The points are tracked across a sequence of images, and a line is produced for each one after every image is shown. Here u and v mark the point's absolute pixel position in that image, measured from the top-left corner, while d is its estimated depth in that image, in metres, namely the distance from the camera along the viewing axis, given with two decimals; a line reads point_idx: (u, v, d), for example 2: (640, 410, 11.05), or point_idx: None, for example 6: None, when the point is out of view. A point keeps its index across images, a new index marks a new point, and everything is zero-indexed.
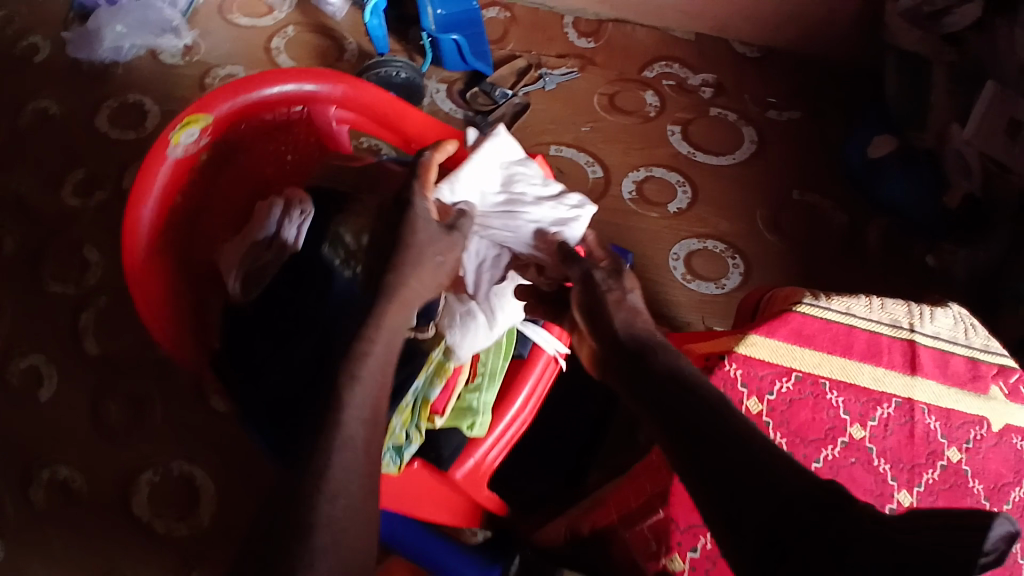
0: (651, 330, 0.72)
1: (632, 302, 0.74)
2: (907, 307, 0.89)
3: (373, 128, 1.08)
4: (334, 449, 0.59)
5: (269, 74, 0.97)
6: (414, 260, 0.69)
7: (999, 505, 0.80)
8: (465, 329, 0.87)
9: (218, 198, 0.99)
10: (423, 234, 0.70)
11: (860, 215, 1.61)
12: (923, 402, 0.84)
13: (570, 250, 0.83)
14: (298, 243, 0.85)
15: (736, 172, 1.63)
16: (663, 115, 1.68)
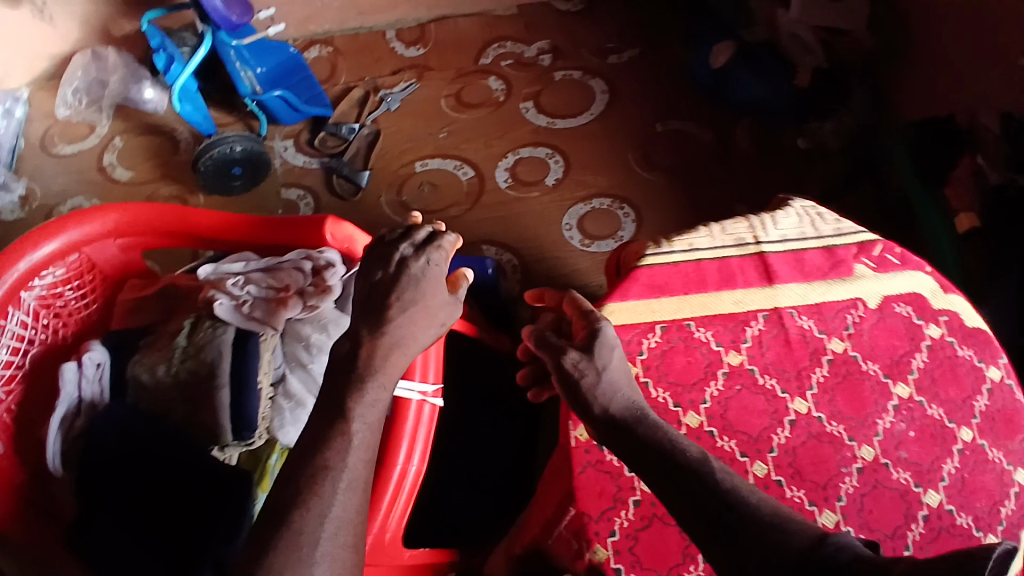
0: (631, 401, 0.74)
1: (609, 380, 0.74)
2: (747, 219, 0.88)
3: (163, 243, 0.96)
4: (306, 541, 0.59)
5: (24, 238, 0.84)
6: (389, 372, 0.70)
7: (904, 379, 0.79)
8: (294, 419, 0.89)
9: (24, 391, 0.87)
10: (398, 348, 0.71)
11: (727, 124, 1.62)
12: (790, 306, 0.83)
13: (544, 334, 0.80)
14: (106, 395, 0.89)
15: (598, 125, 1.63)
16: (512, 96, 1.67)
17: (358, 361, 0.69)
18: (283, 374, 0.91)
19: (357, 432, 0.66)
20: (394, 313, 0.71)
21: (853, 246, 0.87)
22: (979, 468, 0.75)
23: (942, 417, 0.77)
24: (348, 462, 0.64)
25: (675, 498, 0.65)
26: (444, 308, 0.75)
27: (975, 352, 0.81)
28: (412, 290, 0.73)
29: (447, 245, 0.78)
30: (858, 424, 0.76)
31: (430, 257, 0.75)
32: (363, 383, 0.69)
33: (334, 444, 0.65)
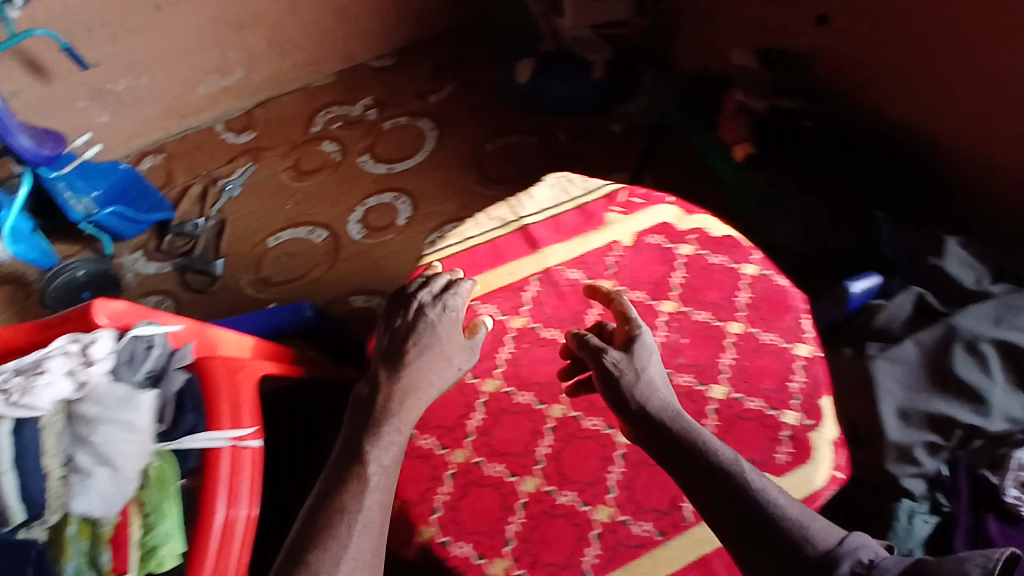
0: (667, 403, 0.71)
1: (649, 378, 0.71)
2: (505, 201, 0.89)
3: None
4: None
5: None
6: (406, 416, 0.74)
7: (665, 296, 0.81)
8: (85, 489, 0.71)
9: None
10: (411, 395, 0.74)
11: (548, 126, 1.77)
12: (557, 264, 0.86)
13: (581, 335, 0.77)
14: None
15: (433, 158, 1.72)
16: (348, 154, 1.74)
17: (373, 412, 0.73)
18: (72, 451, 0.73)
19: (373, 476, 0.69)
20: (411, 362, 0.76)
21: (604, 198, 0.89)
22: (755, 354, 0.76)
23: (709, 319, 0.79)
24: (364, 504, 0.67)
25: (712, 501, 0.64)
26: (457, 351, 0.78)
27: (727, 257, 0.81)
28: (428, 335, 0.78)
29: (461, 293, 0.81)
30: (635, 346, 0.77)
31: (447, 307, 0.80)
32: (379, 428, 0.72)
33: (352, 483, 0.68)
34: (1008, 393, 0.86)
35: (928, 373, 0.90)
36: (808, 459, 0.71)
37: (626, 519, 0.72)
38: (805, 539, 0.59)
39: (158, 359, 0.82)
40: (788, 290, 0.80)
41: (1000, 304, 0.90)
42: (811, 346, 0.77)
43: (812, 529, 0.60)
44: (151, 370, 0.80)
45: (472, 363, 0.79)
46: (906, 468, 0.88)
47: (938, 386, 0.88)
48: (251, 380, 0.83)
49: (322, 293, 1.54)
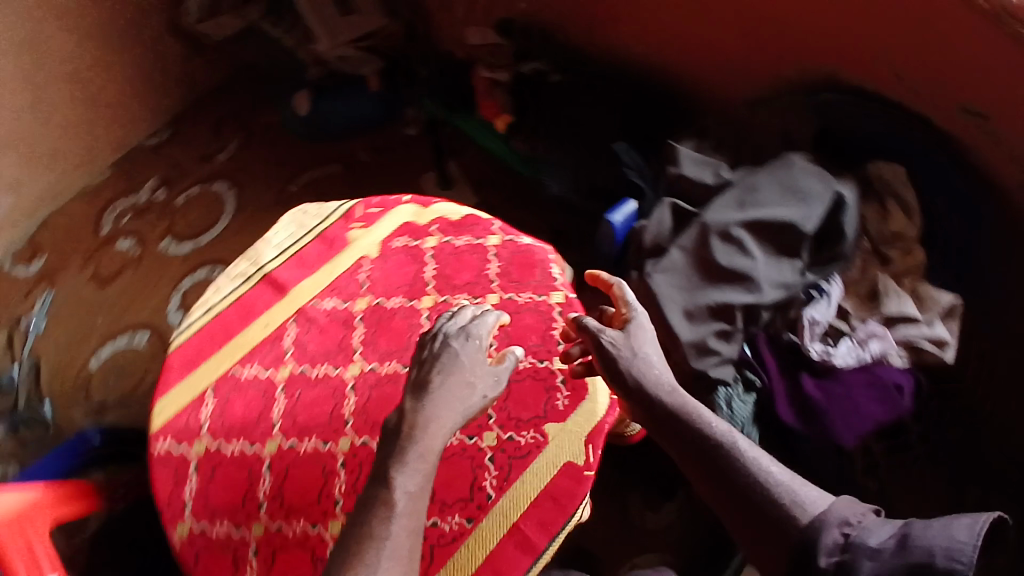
0: (663, 379, 0.72)
1: (646, 357, 0.72)
2: (242, 253, 0.85)
3: None
4: None
5: None
6: (431, 436, 0.65)
7: (423, 295, 0.79)
8: None
9: None
10: (433, 425, 0.66)
11: (345, 146, 1.68)
12: (310, 300, 0.80)
13: (581, 319, 0.74)
14: None
15: (240, 217, 1.59)
16: (148, 245, 1.60)
17: (392, 434, 0.66)
18: None
19: (398, 503, 0.62)
20: (433, 387, 0.67)
21: (338, 219, 0.85)
22: (516, 317, 0.78)
23: (468, 299, 0.79)
24: (391, 532, 0.61)
25: (710, 470, 0.67)
26: (482, 376, 0.69)
27: (469, 237, 0.83)
28: (453, 361, 0.69)
29: (485, 322, 0.72)
30: (404, 350, 0.76)
31: (469, 333, 0.71)
32: (401, 453, 0.64)
33: (372, 520, 0.61)
34: (770, 264, 0.91)
35: (700, 270, 0.94)
36: (586, 394, 0.74)
37: (435, 521, 0.68)
38: (789, 512, 0.61)
39: None
40: (532, 248, 0.83)
41: (737, 188, 0.95)
42: (564, 291, 0.80)
43: (801, 500, 0.62)
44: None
45: (498, 391, 0.70)
46: (707, 361, 0.91)
47: (711, 279, 0.93)
48: (44, 532, 0.77)
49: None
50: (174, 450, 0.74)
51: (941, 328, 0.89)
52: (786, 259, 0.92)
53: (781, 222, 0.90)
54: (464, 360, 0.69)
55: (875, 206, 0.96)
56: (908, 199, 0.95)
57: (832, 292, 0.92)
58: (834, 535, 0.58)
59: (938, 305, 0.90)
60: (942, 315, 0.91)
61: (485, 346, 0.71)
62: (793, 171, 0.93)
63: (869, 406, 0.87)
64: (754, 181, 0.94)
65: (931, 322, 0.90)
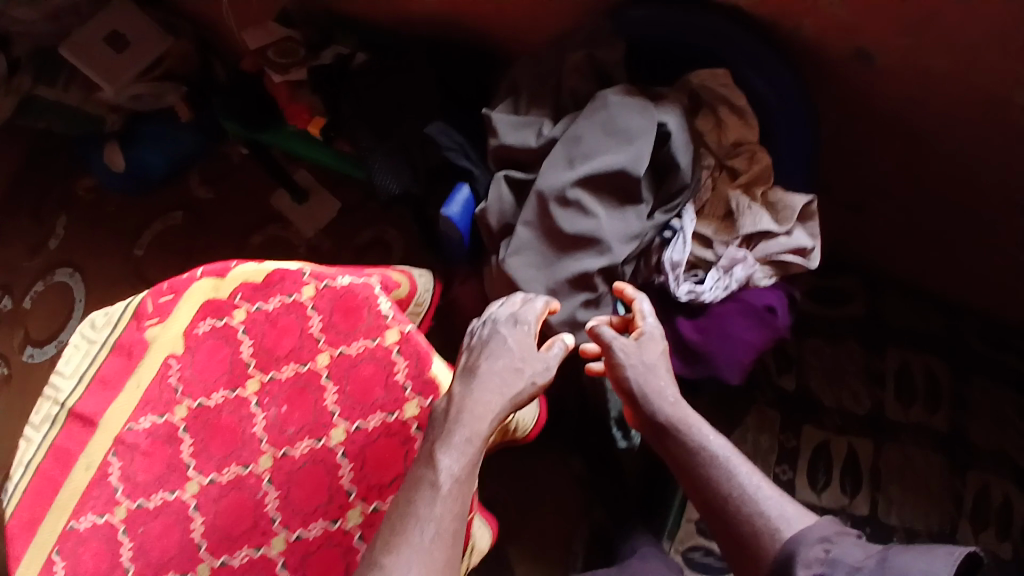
0: (666, 386, 0.81)
1: (650, 358, 0.81)
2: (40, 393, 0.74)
3: None
4: None
5: None
6: (473, 421, 0.65)
7: (245, 380, 0.71)
8: None
9: None
10: (482, 410, 0.67)
11: (182, 186, 1.52)
12: (127, 424, 0.71)
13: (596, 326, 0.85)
14: None
15: (95, 300, 1.43)
16: (11, 363, 1.41)
17: (437, 423, 0.66)
18: None
19: (443, 480, 0.62)
20: (482, 369, 0.70)
21: (130, 321, 0.75)
22: (352, 372, 0.70)
23: (296, 369, 0.71)
24: (436, 512, 0.61)
25: (708, 481, 0.74)
26: (530, 361, 0.72)
27: (280, 296, 0.74)
28: (503, 348, 0.72)
29: (534, 305, 0.77)
30: (239, 450, 0.69)
31: (517, 319, 0.75)
32: (445, 434, 0.65)
33: (419, 501, 0.61)
34: (614, 218, 0.86)
35: (550, 241, 0.89)
36: None
37: None
38: (773, 527, 0.68)
39: None
40: (354, 287, 0.73)
41: (563, 144, 0.88)
42: (398, 326, 0.72)
43: (787, 515, 0.68)
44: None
45: (547, 378, 0.73)
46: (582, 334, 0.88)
47: (562, 248, 0.88)
48: None
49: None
50: None
51: (799, 235, 0.87)
52: (628, 208, 0.87)
53: (612, 171, 0.84)
54: (515, 346, 0.73)
55: (709, 119, 0.92)
56: (738, 103, 0.90)
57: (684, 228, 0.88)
58: (815, 549, 0.63)
59: (790, 211, 0.88)
60: (798, 219, 0.89)
61: (532, 328, 0.75)
62: (611, 110, 0.86)
63: (744, 334, 0.85)
64: (576, 131, 0.87)
65: (789, 230, 0.87)
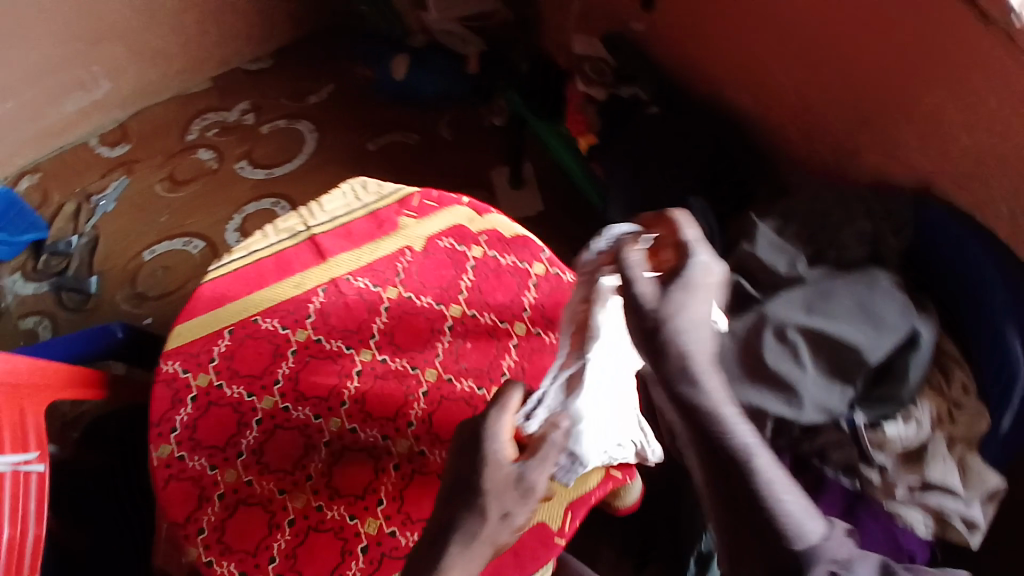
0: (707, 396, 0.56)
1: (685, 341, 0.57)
2: (295, 208, 0.84)
3: None
4: None
5: None
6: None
7: (451, 300, 0.79)
8: None
9: None
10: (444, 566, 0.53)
11: (430, 119, 1.72)
12: (344, 274, 0.80)
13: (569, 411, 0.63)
14: None
15: (315, 160, 1.67)
16: (225, 161, 1.68)
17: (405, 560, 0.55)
18: None
19: None
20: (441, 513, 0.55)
21: (394, 203, 0.84)
22: (537, 354, 0.76)
23: (494, 321, 0.77)
24: None
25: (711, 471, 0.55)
26: (505, 495, 0.56)
27: (515, 257, 0.81)
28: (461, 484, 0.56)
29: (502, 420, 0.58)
30: (418, 352, 0.76)
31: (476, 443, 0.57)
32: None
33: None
34: (819, 382, 0.87)
35: (742, 364, 0.90)
36: None
37: (394, 531, 0.67)
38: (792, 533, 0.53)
39: None
40: (574, 289, 0.80)
41: (808, 290, 0.91)
42: None
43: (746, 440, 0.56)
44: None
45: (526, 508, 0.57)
46: None
47: (755, 377, 0.88)
48: (40, 406, 0.78)
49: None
50: (171, 384, 0.73)
51: (977, 511, 0.85)
52: (836, 382, 0.87)
53: (843, 342, 0.86)
54: (490, 486, 0.55)
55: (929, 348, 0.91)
56: (944, 347, 0.90)
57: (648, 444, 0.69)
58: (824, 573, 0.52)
59: (979, 484, 0.85)
60: (983, 497, 0.86)
61: (532, 459, 0.57)
62: (870, 293, 0.89)
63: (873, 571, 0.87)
64: (828, 289, 0.90)
65: (970, 500, 0.85)
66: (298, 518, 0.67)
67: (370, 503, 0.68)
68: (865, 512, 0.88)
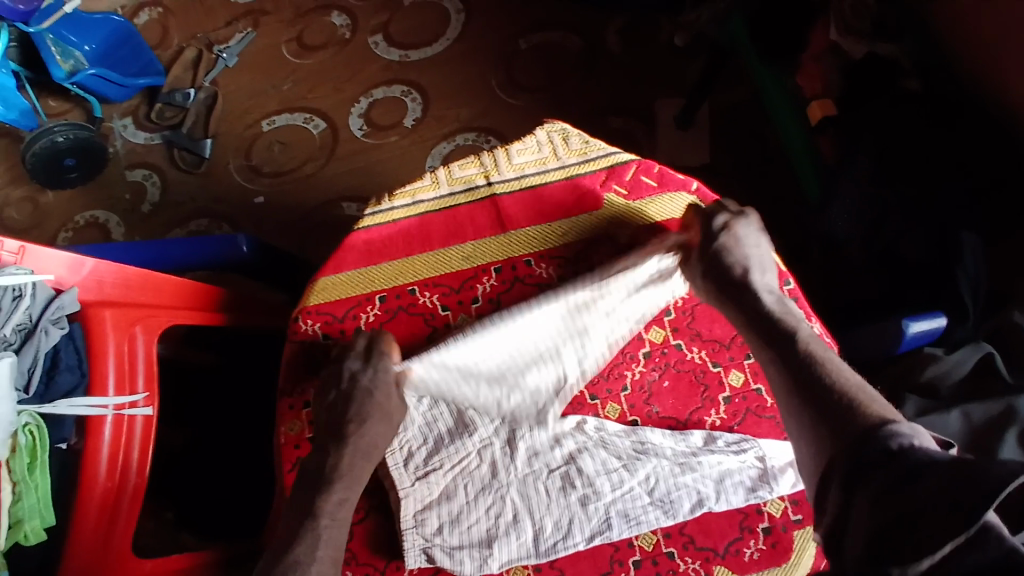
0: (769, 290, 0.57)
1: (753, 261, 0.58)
2: (477, 154, 0.67)
3: None
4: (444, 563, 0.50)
5: None
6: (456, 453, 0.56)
7: (657, 321, 0.62)
8: None
9: None
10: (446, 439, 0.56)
11: (600, 22, 1.44)
12: (525, 256, 0.64)
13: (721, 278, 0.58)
14: None
15: (459, 47, 1.45)
16: (358, 31, 1.49)
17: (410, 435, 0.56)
18: None
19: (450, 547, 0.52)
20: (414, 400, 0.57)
21: (603, 170, 0.65)
22: (751, 418, 0.59)
23: (704, 360, 0.60)
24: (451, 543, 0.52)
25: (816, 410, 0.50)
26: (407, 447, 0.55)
27: None
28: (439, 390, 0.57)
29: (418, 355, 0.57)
30: (600, 379, 0.61)
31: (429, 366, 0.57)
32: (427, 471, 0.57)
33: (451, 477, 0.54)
34: None
35: (967, 458, 0.71)
36: (782, 560, 0.57)
37: None
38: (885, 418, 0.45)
39: (31, 311, 0.60)
40: None
41: None
42: None
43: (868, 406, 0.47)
44: (20, 325, 0.60)
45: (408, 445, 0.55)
46: None
47: None
48: (152, 334, 0.68)
49: (317, 193, 1.36)
50: (308, 348, 0.62)
51: None
52: None
53: None
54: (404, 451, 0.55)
55: None
56: None
57: (714, 502, 0.56)
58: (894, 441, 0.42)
59: None
60: None
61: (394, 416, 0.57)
62: None
63: None
64: None
65: None
66: (432, 550, 0.56)
67: (518, 549, 0.57)
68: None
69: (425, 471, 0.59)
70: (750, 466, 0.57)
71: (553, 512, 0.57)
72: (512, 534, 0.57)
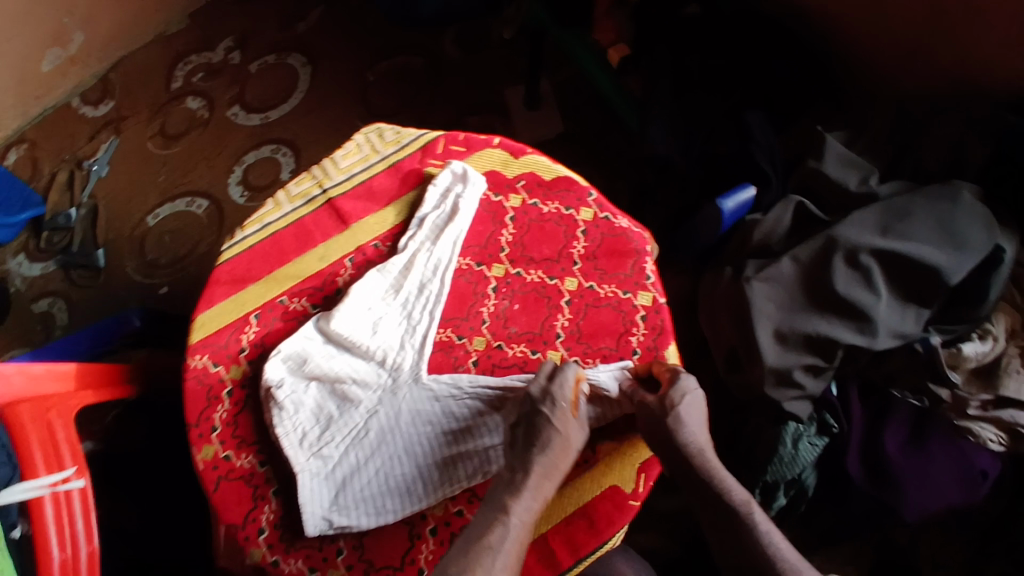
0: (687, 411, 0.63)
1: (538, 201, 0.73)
2: (309, 169, 0.76)
3: None
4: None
5: None
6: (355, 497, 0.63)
7: (496, 257, 0.71)
8: None
9: None
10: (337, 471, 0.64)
11: (433, 38, 1.56)
12: (370, 240, 0.72)
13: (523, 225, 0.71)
14: None
15: (314, 97, 1.54)
16: (216, 108, 1.56)
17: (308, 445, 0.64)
18: None
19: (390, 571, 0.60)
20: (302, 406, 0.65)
21: (417, 151, 0.75)
22: (593, 311, 0.68)
23: (542, 277, 0.70)
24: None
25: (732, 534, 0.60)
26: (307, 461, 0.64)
27: (559, 204, 0.73)
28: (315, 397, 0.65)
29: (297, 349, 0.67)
30: (462, 320, 0.69)
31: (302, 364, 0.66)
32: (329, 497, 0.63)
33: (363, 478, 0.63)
34: (894, 309, 0.79)
35: (808, 293, 0.82)
36: None
37: (460, 510, 0.64)
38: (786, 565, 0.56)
39: None
40: (628, 232, 0.72)
41: (884, 208, 0.82)
42: (653, 294, 0.69)
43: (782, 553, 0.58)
44: None
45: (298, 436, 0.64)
46: (787, 392, 0.81)
47: (820, 306, 0.81)
48: (68, 416, 0.72)
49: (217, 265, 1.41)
50: (202, 378, 0.68)
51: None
52: (910, 306, 0.80)
53: (927, 262, 0.77)
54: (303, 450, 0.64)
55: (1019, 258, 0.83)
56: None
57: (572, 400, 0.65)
58: None
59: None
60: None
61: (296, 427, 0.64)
62: (955, 208, 0.79)
63: (943, 485, 0.81)
64: (906, 206, 0.80)
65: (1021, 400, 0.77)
66: (332, 515, 0.62)
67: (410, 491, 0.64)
68: (934, 434, 0.83)
69: (320, 445, 0.65)
70: (605, 374, 0.65)
71: (435, 451, 0.65)
72: (403, 479, 0.64)
